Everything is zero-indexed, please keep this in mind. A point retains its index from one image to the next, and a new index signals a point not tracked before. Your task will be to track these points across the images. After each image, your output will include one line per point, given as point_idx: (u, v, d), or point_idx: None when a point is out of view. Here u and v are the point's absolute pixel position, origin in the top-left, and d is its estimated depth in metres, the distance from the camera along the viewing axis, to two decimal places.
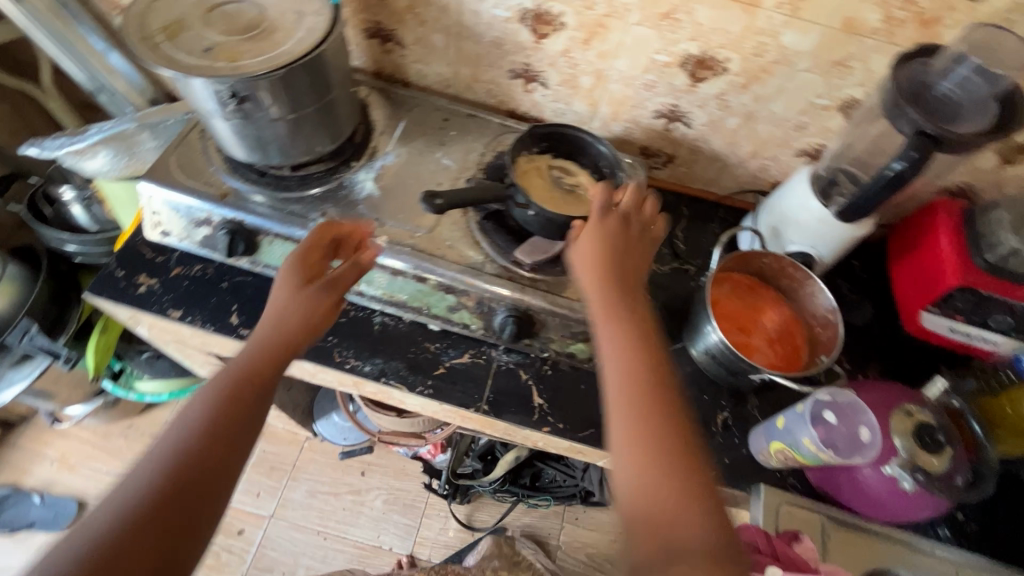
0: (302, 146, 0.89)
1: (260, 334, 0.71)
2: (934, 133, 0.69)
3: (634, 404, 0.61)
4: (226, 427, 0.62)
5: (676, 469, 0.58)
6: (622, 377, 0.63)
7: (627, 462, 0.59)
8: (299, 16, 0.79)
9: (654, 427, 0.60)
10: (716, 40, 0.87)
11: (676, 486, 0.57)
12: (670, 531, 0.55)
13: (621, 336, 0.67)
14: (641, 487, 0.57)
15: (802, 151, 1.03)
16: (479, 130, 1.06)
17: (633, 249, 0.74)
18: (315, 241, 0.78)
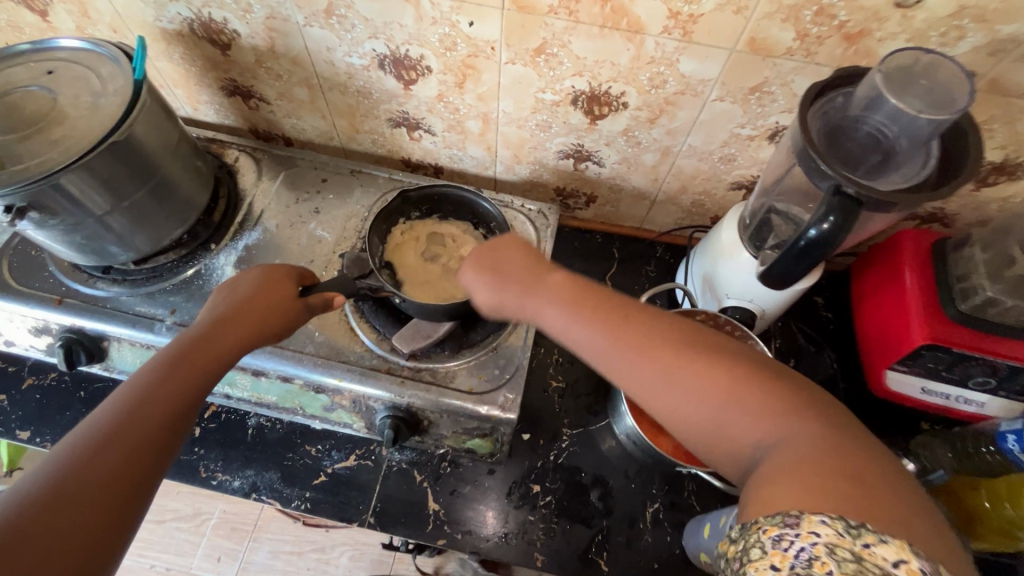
0: (140, 239, 0.76)
1: (201, 326, 0.56)
2: (851, 193, 0.53)
3: (632, 350, 0.48)
4: (165, 423, 0.47)
5: (698, 377, 0.45)
6: (592, 336, 0.50)
7: (699, 374, 0.45)
8: (98, 101, 0.67)
9: (660, 352, 0.47)
10: (604, 74, 0.72)
11: (725, 400, 0.44)
12: (751, 436, 0.43)
13: (563, 305, 0.53)
14: (703, 407, 0.45)
15: (737, 183, 0.87)
16: (363, 188, 0.93)
17: (510, 247, 0.60)
18: (253, 275, 0.64)
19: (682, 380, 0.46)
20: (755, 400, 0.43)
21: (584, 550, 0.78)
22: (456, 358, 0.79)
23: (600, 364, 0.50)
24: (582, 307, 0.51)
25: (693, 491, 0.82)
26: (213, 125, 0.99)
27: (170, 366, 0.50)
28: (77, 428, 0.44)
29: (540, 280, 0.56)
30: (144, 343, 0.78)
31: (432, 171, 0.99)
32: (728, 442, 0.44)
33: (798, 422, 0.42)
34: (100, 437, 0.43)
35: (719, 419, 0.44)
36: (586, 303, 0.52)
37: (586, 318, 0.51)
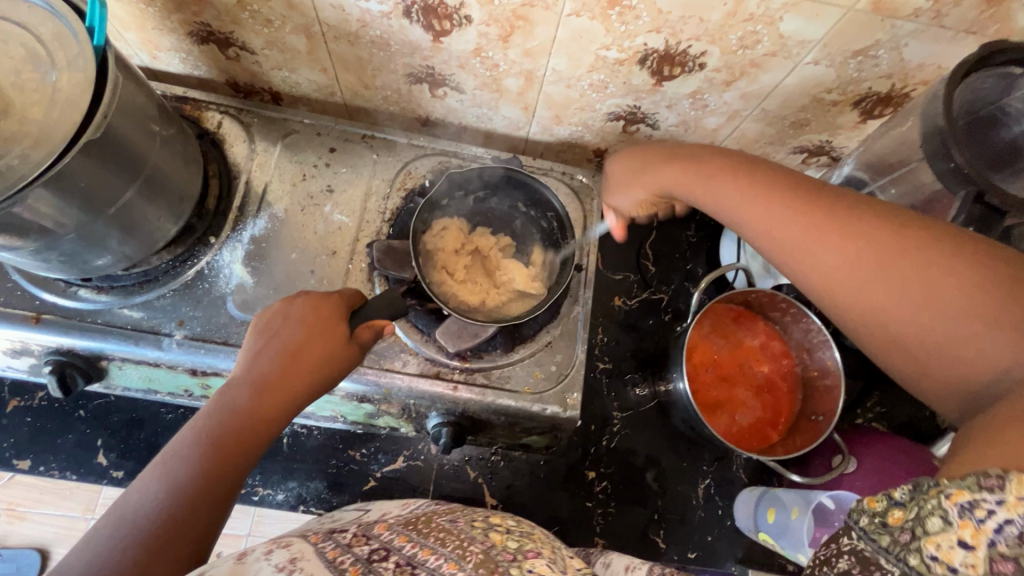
0: (130, 245, 0.64)
1: (236, 399, 0.48)
2: (996, 203, 0.48)
3: (815, 240, 0.42)
4: (192, 521, 0.42)
5: (891, 272, 0.37)
6: (773, 221, 0.44)
7: (871, 256, 0.38)
8: (49, 77, 0.51)
9: (852, 234, 0.40)
10: (687, 31, 0.60)
11: (924, 284, 0.36)
12: (958, 345, 0.35)
13: (730, 188, 0.48)
14: (879, 290, 0.38)
15: (800, 148, 0.79)
16: (379, 158, 0.79)
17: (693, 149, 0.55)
18: (302, 316, 0.54)
19: (855, 271, 0.39)
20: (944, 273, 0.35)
21: (642, 530, 0.80)
22: (509, 356, 0.72)
23: (758, 243, 0.46)
24: (767, 193, 0.45)
25: (741, 465, 0.84)
26: (178, 77, 0.80)
27: (206, 449, 0.45)
28: (106, 518, 0.41)
29: (698, 160, 0.52)
30: (151, 361, 0.68)
31: (453, 131, 0.86)
32: (901, 333, 0.37)
33: (1007, 312, 0.33)
34: (120, 541, 0.39)
35: (891, 306, 0.37)
36: (771, 184, 0.46)
37: (746, 196, 0.46)
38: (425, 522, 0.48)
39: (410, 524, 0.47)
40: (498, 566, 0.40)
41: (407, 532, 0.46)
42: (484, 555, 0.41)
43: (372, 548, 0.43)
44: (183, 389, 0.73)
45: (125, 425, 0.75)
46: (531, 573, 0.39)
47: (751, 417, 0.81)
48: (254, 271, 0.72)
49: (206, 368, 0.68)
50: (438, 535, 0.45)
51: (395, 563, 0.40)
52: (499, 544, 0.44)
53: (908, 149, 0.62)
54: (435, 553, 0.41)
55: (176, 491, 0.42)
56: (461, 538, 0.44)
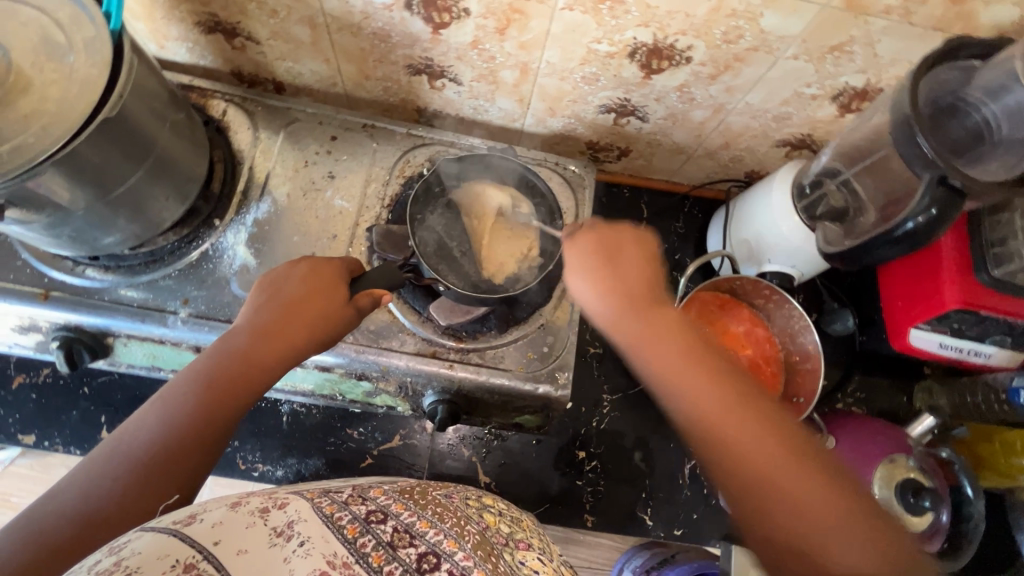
0: (137, 224, 0.66)
1: (235, 344, 0.51)
2: (958, 185, 0.52)
3: (732, 418, 0.45)
4: (181, 457, 0.45)
5: (788, 486, 0.42)
6: (699, 395, 0.47)
7: (781, 453, 0.44)
8: (66, 59, 0.53)
9: (750, 425, 0.45)
10: (674, 26, 0.64)
11: (819, 497, 0.42)
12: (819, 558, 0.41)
13: (668, 342, 0.50)
14: (790, 486, 0.42)
15: (783, 142, 0.83)
16: (379, 146, 0.82)
17: (637, 266, 0.54)
18: (301, 276, 0.57)
19: (748, 434, 0.44)
20: (815, 481, 0.43)
21: (630, 508, 0.82)
22: (502, 337, 0.75)
23: (667, 395, 0.48)
24: (697, 362, 0.48)
25: None
26: (184, 66, 0.83)
27: (202, 388, 0.48)
28: (103, 447, 0.45)
29: (643, 294, 0.53)
30: (156, 337, 0.70)
31: (450, 122, 0.89)
32: (771, 504, 0.43)
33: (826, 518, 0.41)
34: (115, 466, 0.43)
35: (791, 495, 0.42)
36: (693, 353, 0.49)
37: (677, 354, 0.49)
38: (419, 494, 0.50)
39: (405, 493, 0.49)
40: (493, 548, 0.45)
41: (403, 499, 0.47)
42: (480, 536, 0.46)
43: (369, 507, 0.44)
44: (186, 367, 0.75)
45: (128, 402, 0.77)
46: (525, 564, 0.45)
47: None
48: (257, 252, 0.74)
49: (209, 346, 0.70)
50: (435, 509, 0.47)
51: (393, 528, 0.42)
52: (492, 526, 0.49)
53: (882, 139, 0.65)
54: (434, 527, 0.44)
55: (171, 425, 0.46)
56: (458, 516, 0.47)
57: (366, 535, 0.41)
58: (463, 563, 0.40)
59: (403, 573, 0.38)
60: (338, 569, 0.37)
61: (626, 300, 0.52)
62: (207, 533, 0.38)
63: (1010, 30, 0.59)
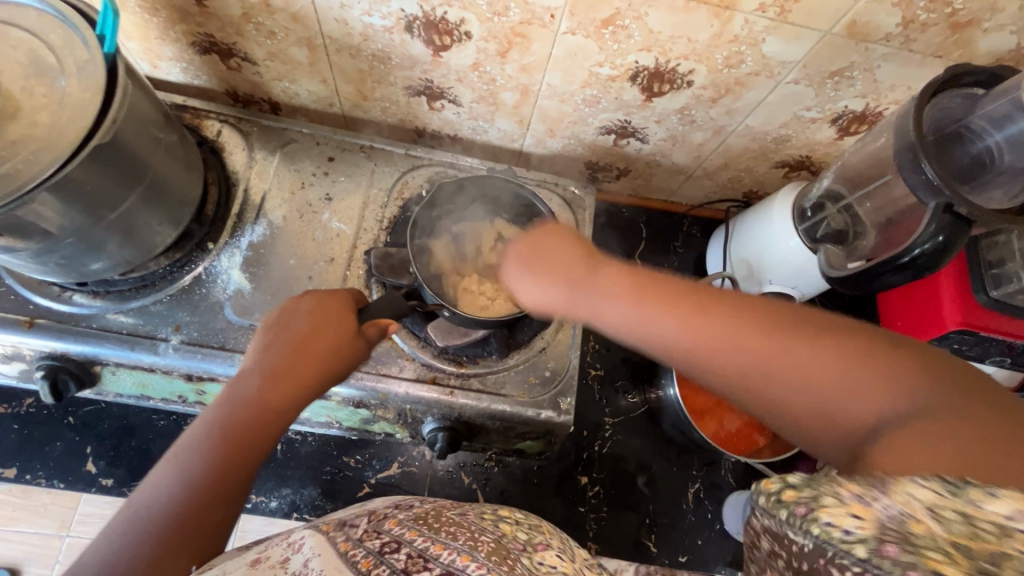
0: (128, 249, 0.64)
1: (246, 390, 0.50)
2: (964, 212, 0.52)
3: (724, 345, 0.41)
4: (203, 516, 0.43)
5: (790, 367, 0.39)
6: (669, 332, 0.43)
7: (814, 359, 0.38)
8: (57, 82, 0.51)
9: (736, 340, 0.41)
10: (676, 50, 0.64)
11: (841, 376, 0.37)
12: (878, 412, 0.36)
13: (616, 299, 0.46)
14: (803, 381, 0.38)
15: (782, 163, 0.83)
16: (376, 167, 0.81)
17: (550, 241, 0.53)
18: (311, 309, 0.56)
19: (738, 356, 0.41)
20: (825, 357, 0.38)
21: (635, 534, 0.81)
22: (503, 362, 0.73)
23: (697, 372, 0.43)
24: (657, 304, 0.44)
25: (730, 469, 0.86)
26: (178, 86, 0.81)
27: (217, 444, 0.46)
28: (119, 514, 0.42)
29: (579, 268, 0.50)
30: (146, 366, 0.68)
31: (449, 143, 0.88)
32: (804, 413, 0.38)
33: (878, 393, 0.36)
34: (133, 536, 0.41)
35: (811, 387, 0.38)
36: (652, 294, 0.45)
37: (669, 318, 0.43)
38: (435, 516, 0.46)
39: (420, 520, 0.45)
40: (508, 554, 0.41)
41: (419, 526, 0.43)
42: (495, 543, 0.42)
43: (382, 541, 0.41)
44: (177, 395, 0.72)
45: (115, 432, 0.74)
46: (544, 563, 0.41)
47: (737, 422, 0.83)
48: (252, 276, 0.72)
49: (202, 374, 0.68)
50: (450, 529, 0.43)
51: (407, 555, 0.39)
52: (508, 534, 0.45)
53: (883, 163, 0.66)
54: (448, 547, 0.40)
55: (190, 485, 0.44)
56: (472, 530, 0.43)
57: (380, 566, 0.38)
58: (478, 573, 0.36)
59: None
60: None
61: (569, 281, 0.50)
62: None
63: (1008, 57, 0.60)
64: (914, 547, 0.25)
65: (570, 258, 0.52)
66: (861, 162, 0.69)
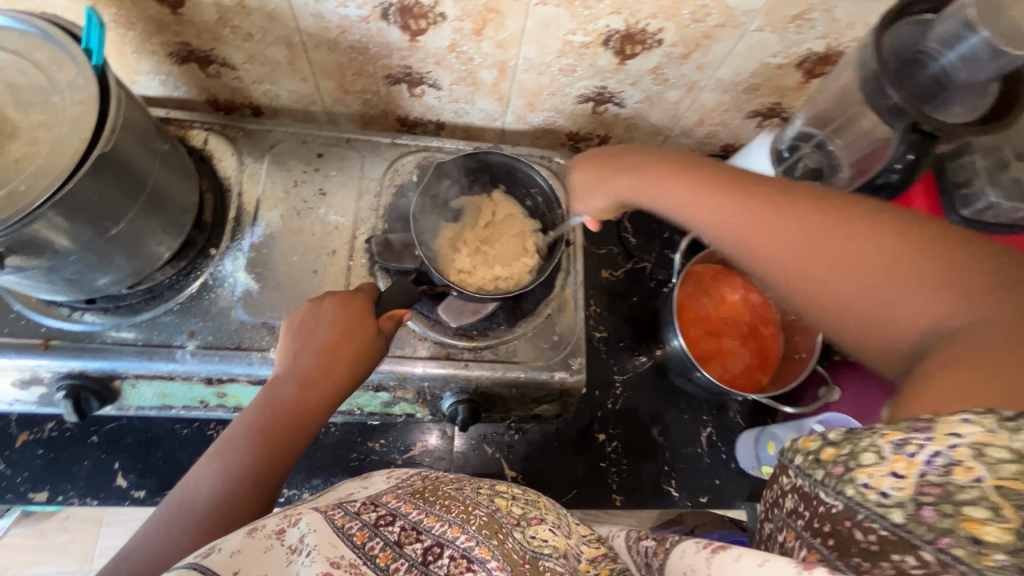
0: (135, 260, 0.65)
1: (283, 395, 0.51)
2: (929, 130, 0.55)
3: (763, 230, 0.45)
4: (245, 506, 0.45)
5: (831, 253, 0.42)
6: (717, 205, 0.48)
7: (850, 243, 0.41)
8: (51, 100, 0.52)
9: (780, 226, 0.44)
10: (644, 10, 0.66)
11: (873, 267, 0.40)
12: (902, 299, 0.39)
13: (675, 185, 0.52)
14: (840, 276, 0.41)
15: (754, 112, 0.86)
16: (365, 159, 0.82)
17: (626, 150, 0.59)
18: (333, 315, 0.56)
19: (775, 239, 0.45)
20: (861, 242, 0.41)
21: (655, 482, 0.84)
22: (513, 331, 0.76)
23: (739, 249, 0.48)
24: (711, 189, 0.49)
25: (738, 411, 0.90)
26: (158, 99, 0.82)
27: (254, 446, 0.48)
28: (168, 503, 0.45)
29: (649, 163, 0.55)
30: (166, 374, 0.69)
31: (432, 128, 0.90)
32: (833, 294, 0.42)
33: (910, 280, 0.39)
34: (178, 524, 0.43)
35: (839, 274, 0.42)
36: (707, 177, 0.50)
37: (719, 200, 0.48)
38: (432, 490, 0.49)
39: (416, 492, 0.48)
40: (501, 527, 0.44)
41: (414, 500, 0.47)
42: (488, 517, 0.45)
43: (379, 513, 0.45)
44: (198, 400, 0.74)
45: (140, 445, 0.76)
46: (536, 538, 0.43)
47: (740, 364, 0.87)
48: (257, 276, 0.74)
49: (221, 376, 0.70)
50: (444, 502, 0.47)
51: (400, 527, 0.43)
52: (503, 508, 0.47)
53: (849, 98, 0.69)
54: (440, 519, 0.44)
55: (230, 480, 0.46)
56: (466, 503, 0.47)
57: (374, 539, 0.42)
58: (466, 545, 0.41)
59: (409, 568, 0.39)
60: (343, 569, 0.38)
61: (632, 172, 0.56)
62: (224, 564, 0.38)
63: None
64: (900, 496, 0.29)
65: (637, 150, 0.58)
66: (830, 100, 0.72)
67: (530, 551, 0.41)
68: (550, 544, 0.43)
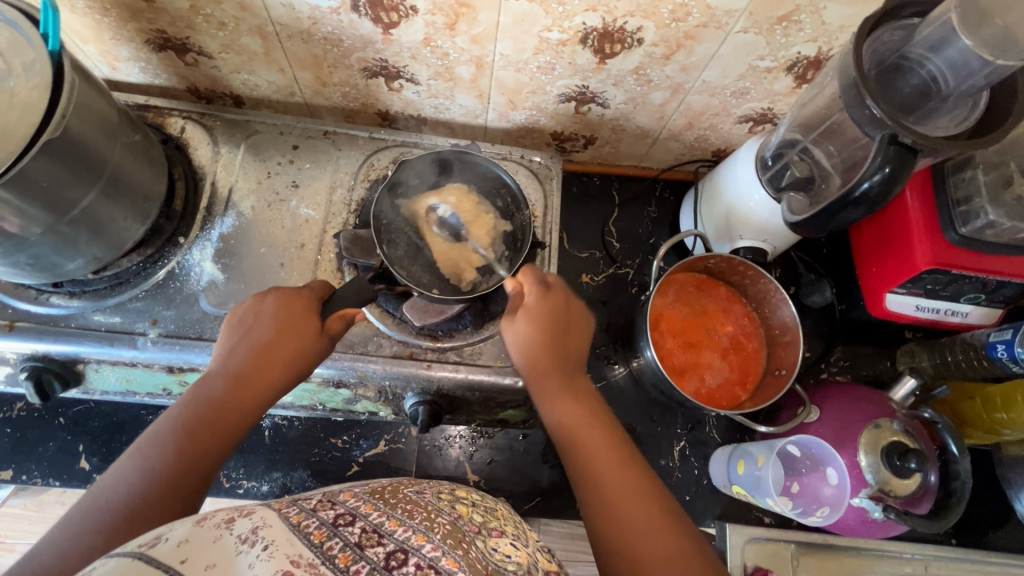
0: (97, 247, 0.65)
1: (212, 393, 0.52)
2: (909, 142, 0.52)
3: (595, 453, 0.54)
4: (169, 502, 0.46)
5: (626, 498, 0.51)
6: (572, 416, 0.57)
7: (637, 497, 0.51)
8: (5, 84, 0.52)
9: (606, 458, 0.54)
10: (621, 8, 0.64)
11: (647, 523, 0.49)
12: (654, 559, 0.47)
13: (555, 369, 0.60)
14: (626, 517, 0.49)
15: (745, 117, 0.83)
16: (341, 152, 0.82)
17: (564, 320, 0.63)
18: (272, 311, 0.57)
19: (601, 463, 0.53)
20: (644, 502, 0.50)
21: None
22: (478, 333, 0.74)
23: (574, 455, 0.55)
24: (576, 399, 0.58)
25: (714, 425, 0.87)
26: (140, 86, 0.82)
27: (178, 441, 0.49)
28: (83, 501, 0.45)
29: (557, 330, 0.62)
30: (127, 361, 0.69)
31: (414, 124, 0.89)
32: (614, 529, 0.49)
33: (667, 550, 0.47)
34: (95, 522, 0.43)
35: (626, 517, 0.49)
36: (577, 391, 0.59)
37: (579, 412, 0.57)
38: (391, 492, 0.49)
39: (376, 494, 0.48)
40: (464, 536, 0.45)
41: (374, 501, 0.46)
42: (451, 526, 0.45)
43: (337, 512, 0.44)
44: (161, 388, 0.74)
45: (105, 429, 0.76)
46: (497, 551, 0.45)
47: (717, 377, 0.84)
48: (224, 267, 0.74)
49: (182, 365, 0.70)
50: (406, 507, 0.46)
51: (361, 529, 0.42)
52: (464, 515, 0.48)
53: (836, 105, 0.66)
54: (403, 524, 0.43)
55: (151, 476, 0.46)
56: (428, 510, 0.47)
57: (333, 538, 0.40)
58: (432, 554, 0.40)
59: (370, 571, 0.38)
60: (303, 569, 0.37)
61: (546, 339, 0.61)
62: (172, 553, 0.36)
63: None
64: None
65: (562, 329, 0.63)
66: (818, 108, 0.69)
67: (493, 563, 0.43)
68: (512, 560, 0.45)
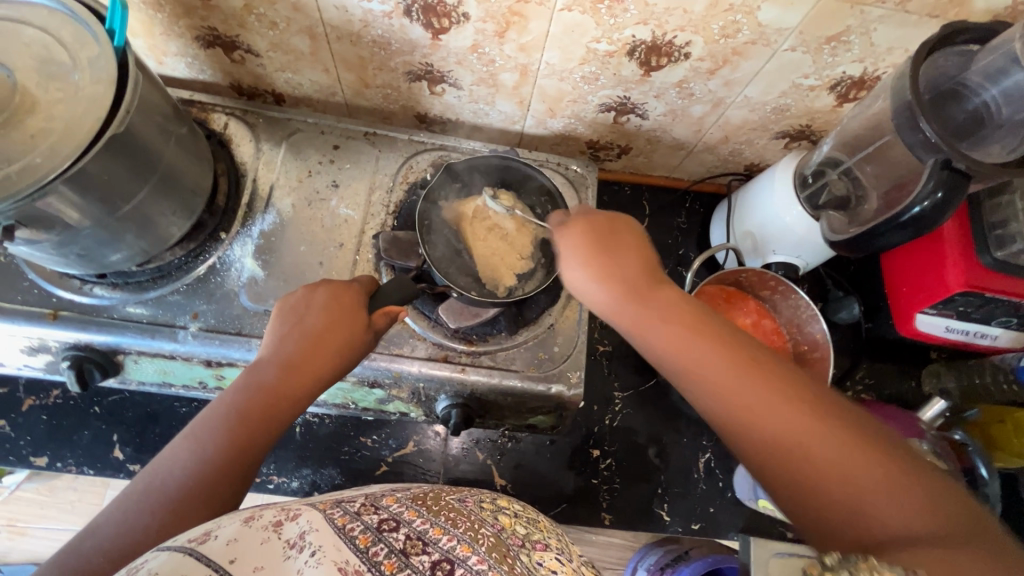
0: (144, 240, 0.66)
1: (265, 378, 0.52)
2: (962, 167, 0.52)
3: (753, 401, 0.44)
4: (217, 488, 0.46)
5: (813, 438, 0.42)
6: (707, 360, 0.47)
7: (824, 434, 0.42)
8: (71, 78, 0.53)
9: (770, 401, 0.44)
10: (672, 22, 0.64)
11: (845, 460, 0.41)
12: (871, 497, 0.39)
13: (661, 320, 0.50)
14: (827, 462, 0.41)
15: (782, 133, 0.84)
16: (381, 154, 0.82)
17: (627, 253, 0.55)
18: (323, 303, 0.57)
19: (767, 409, 0.44)
20: (839, 433, 0.42)
21: (647, 504, 0.83)
22: (513, 338, 0.75)
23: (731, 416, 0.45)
24: (699, 334, 0.49)
25: None
26: (184, 81, 0.83)
27: (229, 424, 0.48)
28: (138, 482, 0.45)
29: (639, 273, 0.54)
30: (167, 353, 0.70)
31: (452, 127, 0.89)
32: (815, 479, 0.41)
33: (883, 477, 0.40)
34: (147, 506, 0.44)
35: (821, 460, 0.41)
36: (700, 327, 0.49)
37: (709, 351, 0.47)
38: (433, 498, 0.48)
39: (418, 499, 0.47)
40: (508, 551, 0.43)
41: (416, 506, 0.45)
42: (495, 537, 0.44)
43: (381, 516, 0.43)
44: (197, 381, 0.75)
45: (139, 419, 0.77)
46: (542, 564, 0.43)
47: None
48: (264, 264, 0.74)
49: (220, 359, 0.70)
50: (449, 514, 0.45)
51: (405, 536, 0.41)
52: (507, 527, 0.46)
53: (881, 126, 0.66)
54: (447, 533, 0.42)
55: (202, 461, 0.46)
56: (472, 519, 0.45)
57: (379, 544, 0.40)
58: (478, 567, 0.39)
59: None
60: None
61: (633, 289, 0.53)
62: (222, 551, 0.37)
63: (1006, 14, 0.60)
64: None
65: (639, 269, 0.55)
66: (862, 128, 0.69)
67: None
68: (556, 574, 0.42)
